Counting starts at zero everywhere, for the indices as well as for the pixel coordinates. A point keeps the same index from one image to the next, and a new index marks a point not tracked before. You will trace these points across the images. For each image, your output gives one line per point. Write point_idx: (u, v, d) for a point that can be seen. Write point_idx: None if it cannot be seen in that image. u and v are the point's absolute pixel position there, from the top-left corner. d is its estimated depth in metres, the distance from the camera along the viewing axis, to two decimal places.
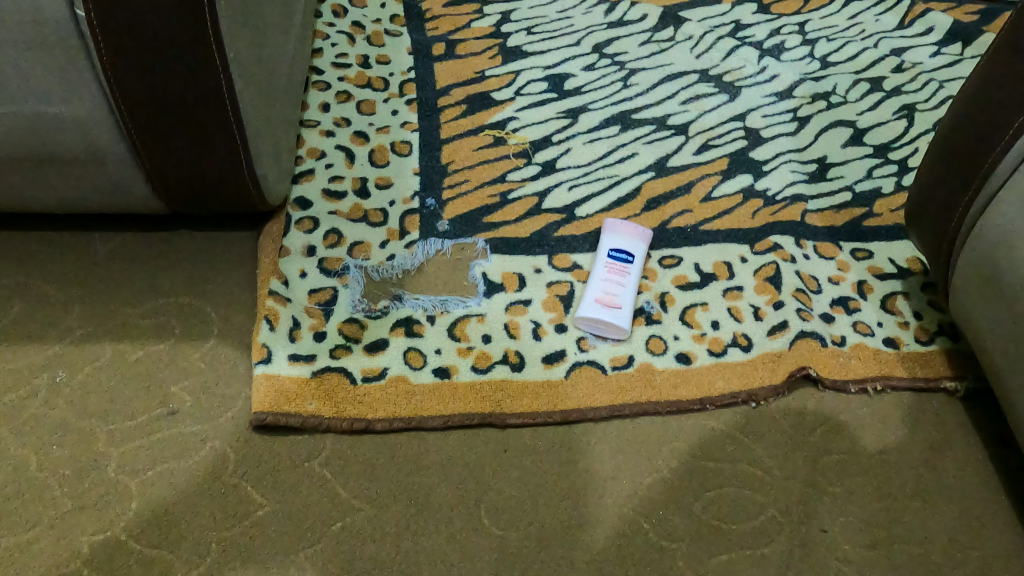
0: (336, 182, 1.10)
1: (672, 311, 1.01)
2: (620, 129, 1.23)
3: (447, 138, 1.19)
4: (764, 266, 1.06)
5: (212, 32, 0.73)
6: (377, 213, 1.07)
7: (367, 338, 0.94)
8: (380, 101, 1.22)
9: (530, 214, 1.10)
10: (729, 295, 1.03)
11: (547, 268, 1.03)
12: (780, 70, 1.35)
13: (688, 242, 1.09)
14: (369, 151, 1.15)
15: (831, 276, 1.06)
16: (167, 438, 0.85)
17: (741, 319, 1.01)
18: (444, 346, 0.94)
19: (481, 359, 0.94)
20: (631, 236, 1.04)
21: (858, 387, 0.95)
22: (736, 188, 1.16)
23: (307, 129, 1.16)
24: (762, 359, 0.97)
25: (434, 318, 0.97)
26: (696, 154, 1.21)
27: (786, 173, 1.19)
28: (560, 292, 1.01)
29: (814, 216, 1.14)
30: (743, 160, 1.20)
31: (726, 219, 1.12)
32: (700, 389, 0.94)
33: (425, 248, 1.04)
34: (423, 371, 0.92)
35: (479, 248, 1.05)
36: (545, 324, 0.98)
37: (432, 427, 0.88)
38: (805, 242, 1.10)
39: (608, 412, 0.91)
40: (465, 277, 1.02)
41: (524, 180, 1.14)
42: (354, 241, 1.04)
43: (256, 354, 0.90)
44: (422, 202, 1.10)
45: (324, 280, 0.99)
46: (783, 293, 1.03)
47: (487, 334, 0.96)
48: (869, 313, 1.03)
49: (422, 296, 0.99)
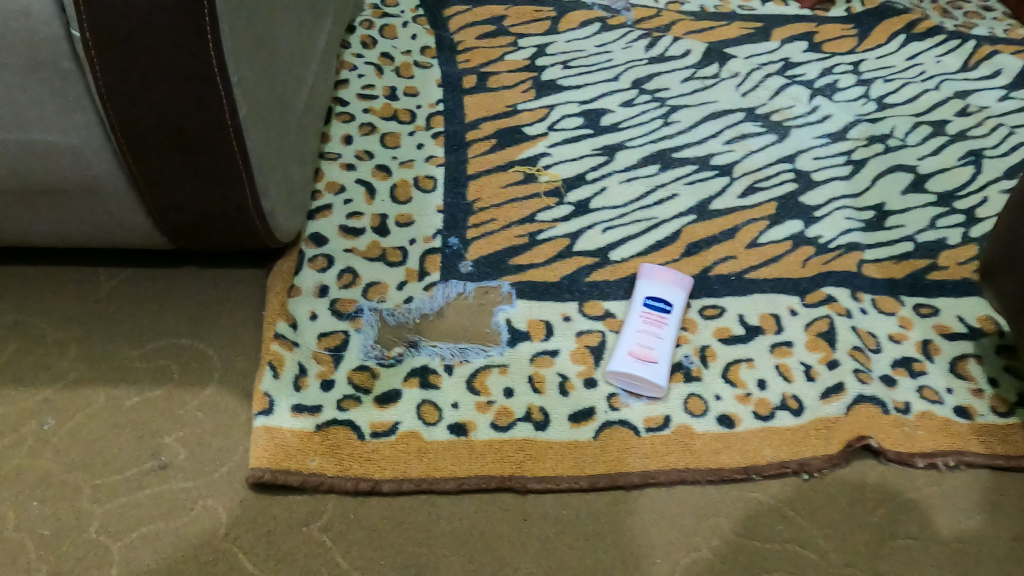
0: (355, 219, 1.04)
1: (714, 367, 0.92)
2: (659, 168, 1.15)
3: (475, 174, 1.12)
4: (816, 320, 0.97)
5: (214, 54, 0.65)
6: (397, 252, 1.00)
7: (378, 389, 0.86)
8: (406, 134, 1.16)
9: (561, 256, 1.02)
10: (778, 351, 0.94)
11: (577, 315, 0.95)
12: (833, 110, 1.26)
13: (731, 291, 1.00)
14: (391, 186, 1.09)
15: (891, 333, 0.97)
16: (157, 495, 0.77)
17: (791, 379, 0.91)
18: (461, 399, 0.86)
19: (501, 416, 0.85)
20: (669, 283, 0.95)
21: (927, 460, 0.86)
22: (785, 234, 1.07)
23: (328, 162, 1.10)
24: (815, 426, 0.87)
25: (452, 368, 0.89)
26: (741, 196, 1.12)
27: (839, 220, 1.10)
28: (591, 342, 0.92)
29: (872, 267, 1.04)
30: (793, 205, 1.11)
31: (774, 268, 1.03)
32: (746, 456, 0.84)
33: (446, 291, 0.97)
34: (439, 427, 0.84)
35: (504, 292, 0.97)
36: (573, 378, 0.89)
37: (446, 491, 0.79)
38: (861, 295, 1.00)
39: (642, 480, 0.81)
40: (487, 323, 0.94)
41: (555, 220, 1.07)
42: (371, 281, 0.97)
43: (257, 404, 0.83)
44: (444, 241, 1.02)
45: (336, 323, 0.92)
46: (837, 351, 0.94)
47: (509, 388, 0.87)
48: (935, 377, 0.93)
49: (441, 343, 0.91)
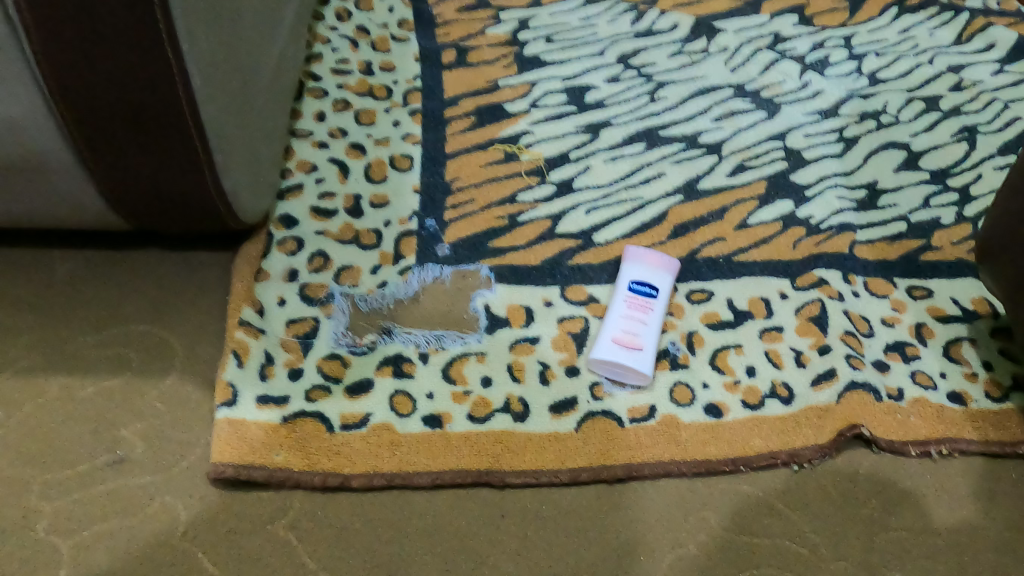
0: (327, 200, 0.99)
1: (701, 354, 0.88)
2: (645, 147, 1.11)
3: (453, 152, 1.07)
4: (807, 304, 0.93)
5: (162, 18, 0.61)
6: (371, 235, 0.96)
7: (349, 378, 0.82)
8: (381, 111, 1.11)
9: (542, 238, 0.97)
10: (767, 337, 0.90)
11: (559, 300, 0.91)
12: (825, 86, 1.22)
13: (719, 274, 0.96)
14: (366, 165, 1.04)
15: (885, 317, 0.93)
16: (111, 492, 0.73)
17: (781, 367, 0.88)
18: (436, 389, 0.82)
19: (479, 406, 0.81)
20: (656, 266, 0.91)
21: (920, 449, 0.82)
22: (775, 215, 1.04)
23: (299, 140, 1.05)
24: (805, 414, 0.84)
25: (427, 356, 0.85)
26: (730, 175, 1.08)
27: (831, 200, 1.06)
28: (573, 329, 0.88)
29: (864, 249, 1.01)
30: (783, 185, 1.07)
31: (763, 250, 0.99)
32: (733, 447, 0.81)
33: (422, 275, 0.92)
34: (414, 418, 0.80)
35: (482, 276, 0.93)
36: (554, 366, 0.85)
37: (419, 486, 0.76)
38: (854, 278, 0.97)
39: (625, 472, 0.78)
40: (465, 309, 0.90)
41: (537, 201, 1.02)
42: (343, 265, 0.92)
43: (220, 395, 0.79)
44: (420, 223, 0.98)
45: (306, 309, 0.87)
46: (829, 336, 0.90)
47: (487, 377, 0.83)
48: (929, 362, 0.90)
49: (416, 330, 0.87)
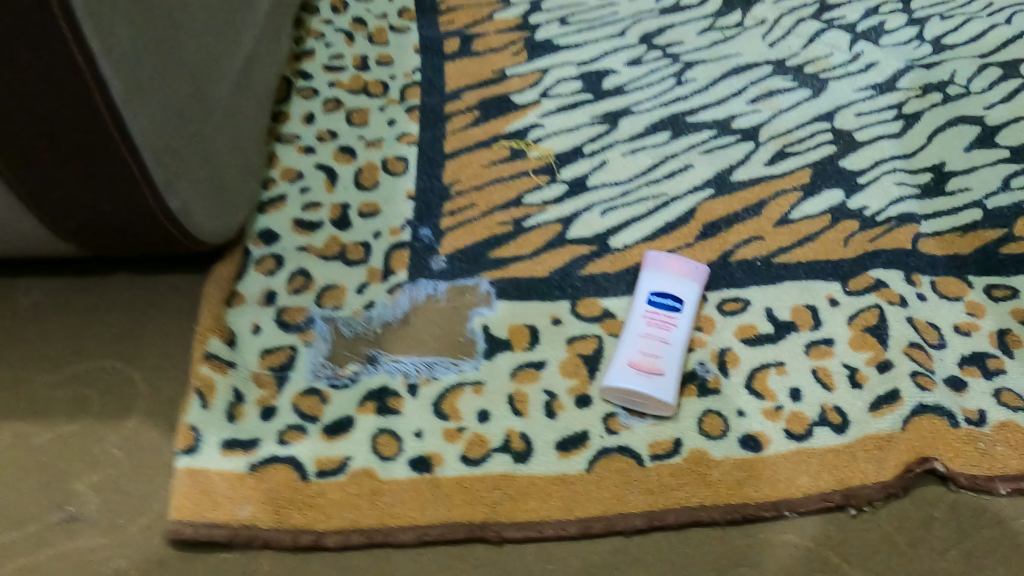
0: (312, 211, 0.90)
1: (736, 376, 0.75)
2: (671, 136, 0.97)
3: (453, 152, 0.96)
4: (862, 311, 0.80)
5: (61, 14, 0.52)
6: (358, 249, 0.86)
7: (327, 416, 0.72)
8: (375, 110, 1.01)
9: (551, 245, 0.86)
10: (815, 352, 0.77)
11: (568, 317, 0.79)
12: (879, 57, 1.05)
13: (757, 280, 0.83)
14: (356, 171, 0.94)
15: (958, 323, 0.79)
16: (60, 556, 0.65)
17: (832, 388, 0.75)
18: (426, 427, 0.72)
19: (475, 446, 0.70)
20: (680, 275, 0.79)
21: (1011, 487, 0.70)
22: (822, 207, 0.90)
23: (284, 146, 0.96)
24: (861, 446, 0.71)
25: (417, 388, 0.74)
26: (769, 164, 0.94)
27: (889, 186, 0.92)
28: (585, 350, 0.76)
29: (930, 242, 0.86)
30: (831, 171, 0.93)
31: (808, 249, 0.86)
32: (775, 488, 0.68)
33: (413, 293, 0.82)
34: (399, 461, 0.69)
35: (482, 292, 0.82)
36: (561, 396, 0.73)
37: (403, 543, 0.65)
38: (918, 278, 0.83)
39: (645, 522, 0.66)
40: (461, 330, 0.79)
41: (546, 202, 0.90)
42: (326, 285, 0.83)
43: (180, 441, 0.70)
44: (414, 233, 0.88)
45: (282, 337, 0.78)
46: (889, 350, 0.77)
47: (484, 410, 0.73)
48: (1017, 377, 0.76)
49: (405, 357, 0.77)
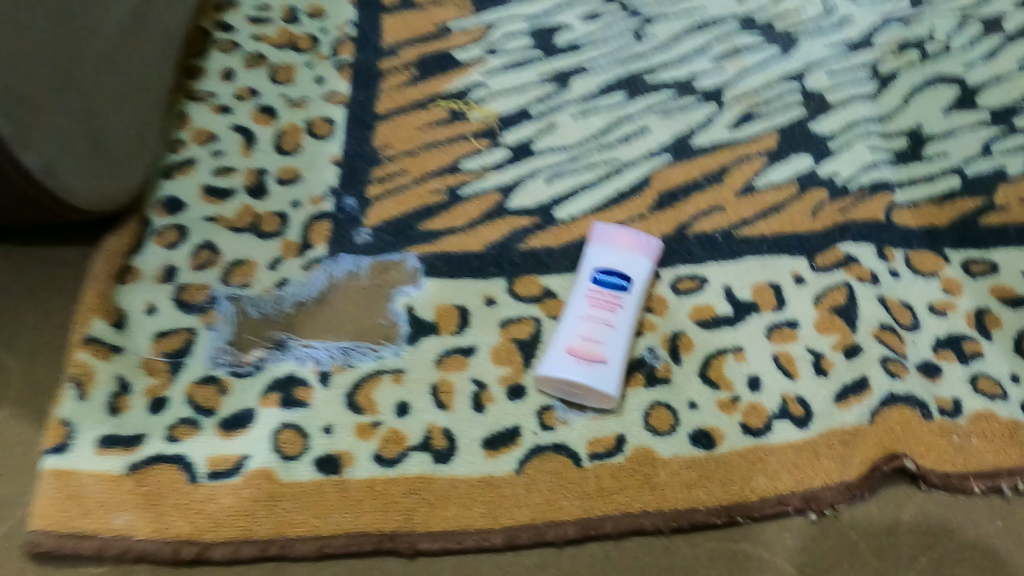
0: (224, 176, 0.80)
1: (689, 363, 0.67)
2: (626, 96, 0.88)
3: (386, 113, 0.87)
4: (830, 290, 0.72)
5: None
6: (274, 219, 0.77)
7: (225, 408, 0.63)
8: (302, 66, 0.91)
9: (488, 217, 0.77)
10: (777, 336, 0.69)
11: (504, 297, 0.71)
12: (854, 11, 0.96)
13: (716, 255, 0.75)
14: (276, 133, 0.84)
15: (933, 303, 0.72)
16: None
17: (795, 376, 0.67)
18: (337, 420, 0.63)
19: (390, 443, 0.62)
20: (630, 250, 0.69)
21: (986, 484, 0.62)
22: (789, 175, 0.82)
23: (197, 104, 0.85)
24: (825, 442, 0.63)
25: (328, 377, 0.66)
26: (734, 127, 0.85)
27: (862, 152, 0.84)
28: (520, 335, 0.68)
29: (905, 213, 0.79)
30: (800, 135, 0.85)
31: (773, 221, 0.78)
32: (728, 491, 0.61)
33: (332, 269, 0.73)
34: (303, 461, 0.61)
35: (408, 268, 0.73)
36: (492, 386, 0.65)
37: (303, 556, 0.58)
38: (892, 253, 0.75)
39: (579, 531, 0.59)
40: (382, 312, 0.70)
41: (485, 168, 0.81)
42: (235, 259, 0.73)
43: (49, 436, 0.61)
44: (337, 203, 0.78)
45: (180, 318, 0.68)
46: (860, 333, 0.69)
47: (403, 402, 0.64)
48: (995, 361, 0.68)
49: (318, 342, 0.68)
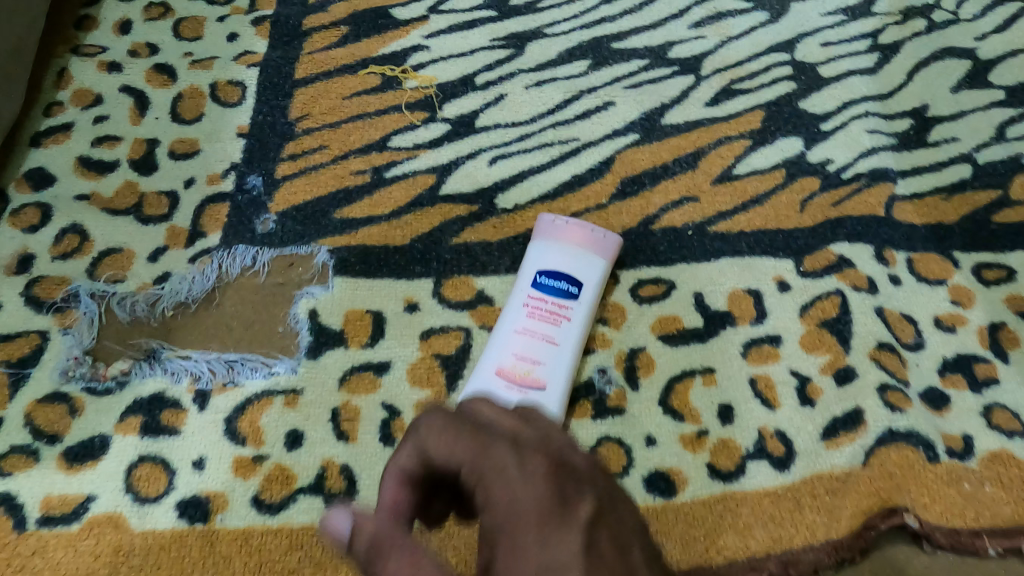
0: (105, 147, 0.66)
1: (647, 389, 0.56)
2: (590, 65, 0.74)
3: (306, 78, 0.71)
4: (819, 300, 0.61)
5: None
6: (160, 201, 0.63)
7: (72, 435, 0.51)
8: (212, 19, 0.75)
9: (418, 204, 0.64)
10: (754, 355, 0.58)
11: (429, 303, 0.59)
12: None
13: (685, 254, 0.63)
14: (175, 97, 0.69)
15: (940, 316, 0.61)
16: None
17: (776, 406, 0.56)
18: (210, 451, 0.52)
19: (275, 484, 0.51)
20: (580, 246, 0.57)
21: (1003, 546, 0.50)
22: (775, 160, 0.70)
23: (81, 60, 0.71)
24: (806, 490, 0.52)
25: (206, 398, 0.54)
26: (711, 104, 0.73)
27: (858, 134, 0.72)
28: (444, 350, 0.57)
29: (908, 208, 0.67)
30: (789, 115, 0.73)
31: (754, 215, 0.66)
32: (687, 551, 0.50)
33: (225, 264, 0.60)
34: (163, 505, 0.49)
35: (317, 264, 0.61)
36: (406, 414, 0.54)
37: None
38: (892, 255, 0.64)
39: None
40: (281, 317, 0.58)
41: (418, 146, 0.68)
42: (107, 248, 0.60)
43: None
44: (239, 183, 0.65)
45: (30, 320, 0.56)
46: (854, 353, 0.58)
47: (295, 431, 0.53)
48: (1013, 389, 0.57)
49: (198, 353, 0.55)
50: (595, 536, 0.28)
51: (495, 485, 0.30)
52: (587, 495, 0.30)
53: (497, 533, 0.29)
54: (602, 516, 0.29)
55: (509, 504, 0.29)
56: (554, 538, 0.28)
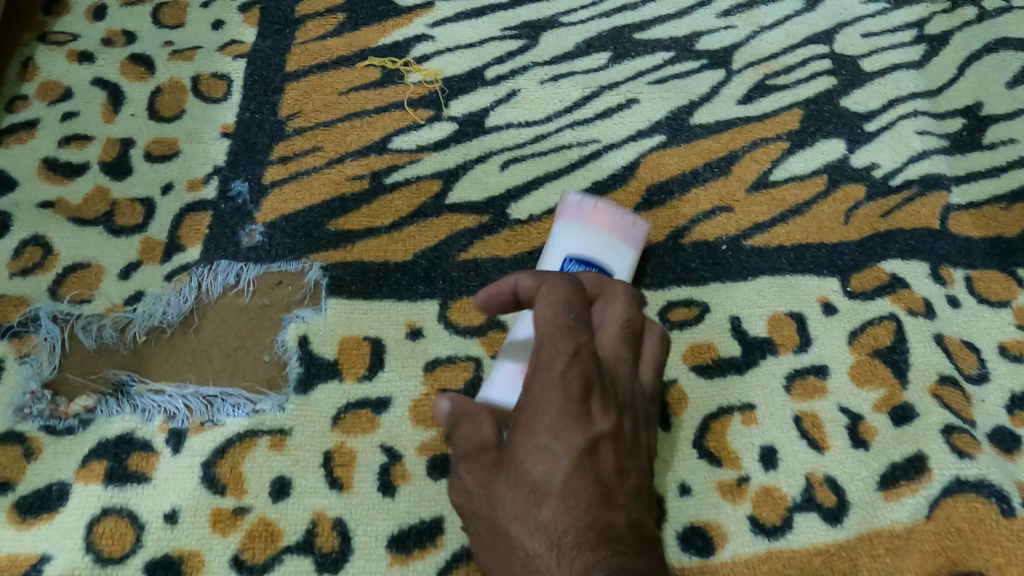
0: (74, 147, 0.59)
1: (680, 429, 0.50)
2: (611, 58, 0.67)
3: (298, 71, 0.64)
4: (871, 325, 0.54)
5: None
6: (134, 209, 0.56)
7: (27, 482, 0.45)
8: (196, 5, 0.67)
9: (420, 214, 0.58)
10: (800, 389, 0.52)
11: (434, 329, 0.53)
12: None
13: (719, 273, 0.57)
14: (152, 91, 0.62)
15: (1006, 343, 0.54)
16: None
17: (825, 448, 0.50)
18: (184, 503, 0.46)
19: (258, 542, 0.45)
20: (606, 234, 0.50)
21: None
22: (815, 165, 0.63)
23: (48, 49, 0.63)
24: (864, 549, 0.47)
25: (181, 440, 0.47)
26: (745, 101, 0.66)
27: (907, 136, 0.64)
28: (451, 384, 0.51)
29: (965, 219, 0.60)
30: (829, 114, 0.65)
31: (795, 227, 0.59)
32: None
33: (204, 282, 0.54)
34: (129, 567, 0.44)
35: (309, 282, 0.54)
36: (408, 458, 0.48)
37: None
38: (949, 273, 0.57)
39: None
40: (267, 345, 0.52)
41: (421, 148, 0.61)
42: (73, 263, 0.54)
43: None
44: (222, 189, 0.58)
45: None
46: (911, 387, 0.52)
47: (282, 479, 0.47)
48: None
49: (173, 387, 0.49)
50: (598, 451, 0.34)
51: (544, 373, 0.35)
52: (609, 414, 0.35)
53: (528, 412, 0.35)
54: (615, 439, 0.35)
55: (545, 397, 0.35)
56: (563, 440, 0.34)
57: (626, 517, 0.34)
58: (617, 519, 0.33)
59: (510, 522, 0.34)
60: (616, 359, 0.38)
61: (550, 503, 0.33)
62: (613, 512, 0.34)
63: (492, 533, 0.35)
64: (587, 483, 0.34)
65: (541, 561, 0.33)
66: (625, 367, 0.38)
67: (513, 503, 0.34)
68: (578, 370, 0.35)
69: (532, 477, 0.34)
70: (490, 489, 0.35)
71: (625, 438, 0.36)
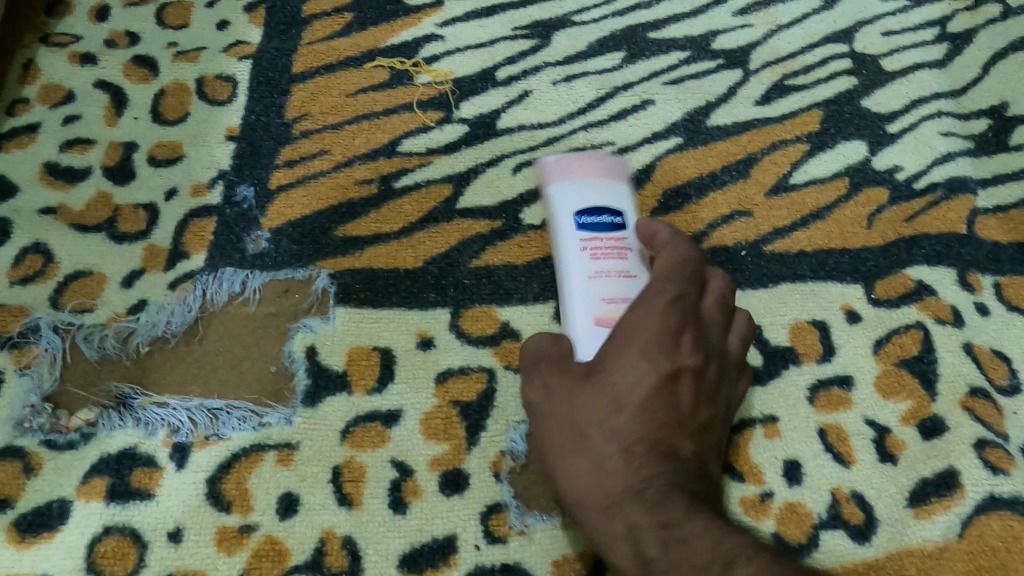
0: (76, 152, 0.57)
1: None
2: (625, 58, 0.65)
3: (304, 73, 0.62)
4: (897, 334, 0.53)
5: None
6: (137, 215, 0.55)
7: (26, 500, 0.45)
8: (200, 5, 0.65)
9: (430, 219, 0.56)
10: (824, 401, 0.50)
11: (445, 339, 0.51)
12: None
13: (738, 279, 0.55)
14: (156, 94, 0.60)
15: None
16: None
17: (850, 462, 0.48)
18: (188, 520, 0.45)
19: (264, 561, 0.44)
20: (599, 177, 0.50)
21: None
22: (836, 167, 0.61)
23: (50, 51, 0.62)
24: (895, 568, 0.45)
25: (185, 454, 0.46)
26: (763, 102, 0.64)
27: (931, 138, 0.62)
28: (463, 396, 0.49)
29: (993, 224, 0.58)
30: (850, 115, 0.63)
31: (817, 232, 0.57)
32: None
33: (209, 290, 0.52)
34: None
35: (316, 289, 0.53)
36: (420, 473, 0.47)
37: None
38: (977, 280, 0.55)
39: None
40: (274, 356, 0.51)
41: (431, 151, 0.59)
42: (75, 272, 0.52)
43: None
44: (227, 194, 0.56)
45: None
46: (939, 400, 0.50)
47: (289, 496, 0.46)
48: None
49: (176, 400, 0.48)
50: (679, 382, 0.39)
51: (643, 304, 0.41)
52: (697, 356, 0.40)
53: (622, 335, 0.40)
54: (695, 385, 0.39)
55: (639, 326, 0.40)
56: (653, 361, 0.39)
57: (689, 446, 0.39)
58: (679, 446, 0.39)
59: (585, 424, 0.39)
60: (713, 320, 0.42)
61: (627, 413, 0.38)
62: (679, 440, 0.39)
63: (567, 433, 0.39)
64: (664, 406, 0.39)
65: (606, 461, 0.38)
66: (717, 329, 0.42)
67: (597, 407, 0.39)
68: (674, 310, 0.41)
69: (618, 386, 0.39)
70: (576, 393, 0.40)
71: (704, 388, 0.40)
